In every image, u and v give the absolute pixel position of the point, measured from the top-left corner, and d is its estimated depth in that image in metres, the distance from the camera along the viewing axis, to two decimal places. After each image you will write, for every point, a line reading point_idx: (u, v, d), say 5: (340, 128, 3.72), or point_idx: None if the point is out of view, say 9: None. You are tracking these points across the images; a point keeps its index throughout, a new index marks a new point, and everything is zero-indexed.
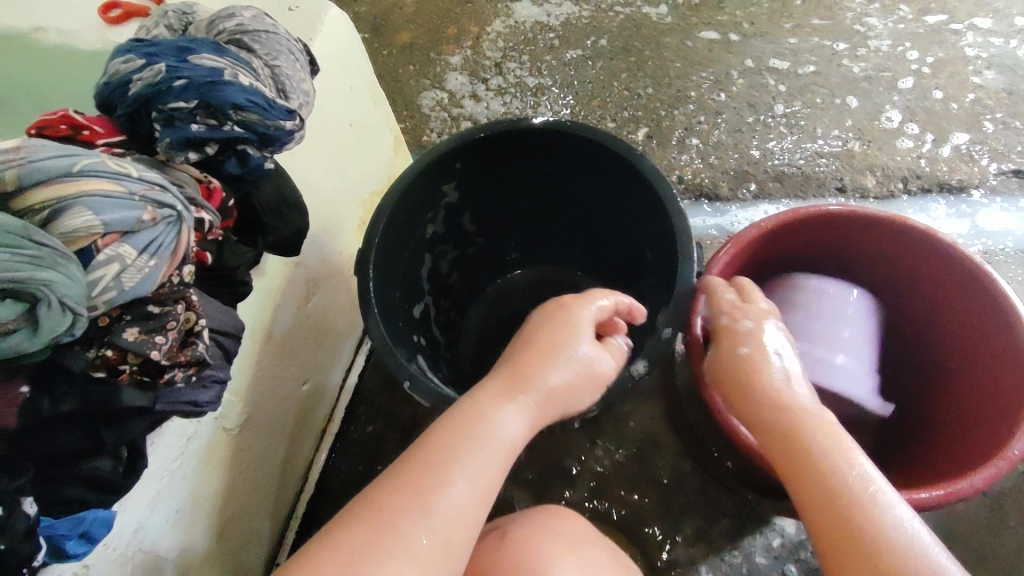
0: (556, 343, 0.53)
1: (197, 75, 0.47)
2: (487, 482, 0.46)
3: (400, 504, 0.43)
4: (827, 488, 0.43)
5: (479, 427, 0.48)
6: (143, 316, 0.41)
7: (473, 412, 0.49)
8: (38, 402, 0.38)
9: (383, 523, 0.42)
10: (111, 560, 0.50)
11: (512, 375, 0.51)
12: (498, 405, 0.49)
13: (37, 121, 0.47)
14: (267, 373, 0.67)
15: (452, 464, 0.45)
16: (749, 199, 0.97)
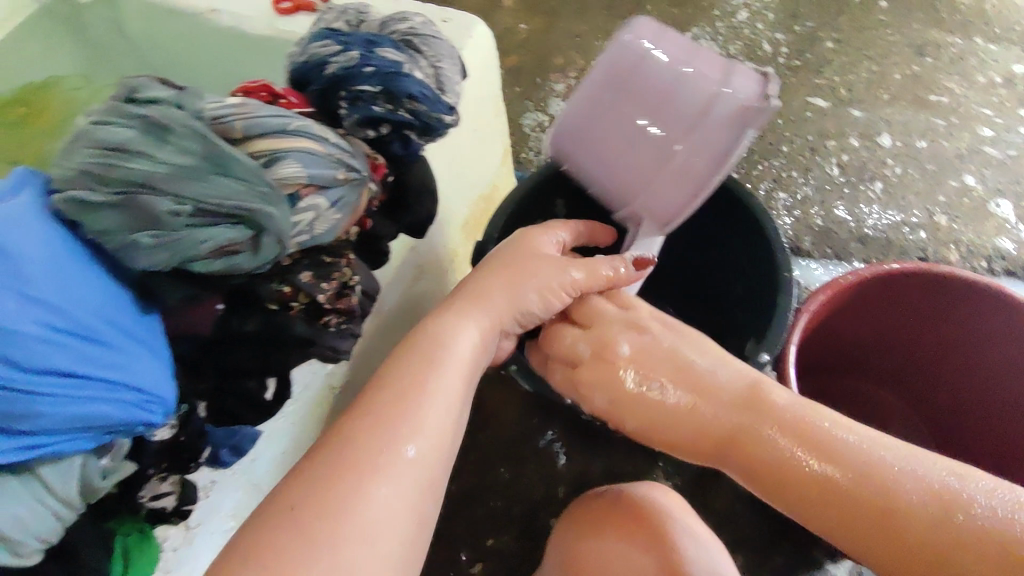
0: (514, 268, 0.56)
1: (383, 65, 0.53)
2: (449, 401, 0.50)
3: (372, 431, 0.47)
4: (796, 457, 0.45)
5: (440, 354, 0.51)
6: (317, 263, 0.47)
7: (430, 339, 0.52)
8: (228, 319, 0.45)
9: (357, 448, 0.46)
10: (228, 479, 0.56)
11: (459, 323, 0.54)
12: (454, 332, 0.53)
13: (244, 87, 0.54)
14: (370, 343, 0.72)
15: (406, 402, 0.49)
16: (830, 255, 1.00)
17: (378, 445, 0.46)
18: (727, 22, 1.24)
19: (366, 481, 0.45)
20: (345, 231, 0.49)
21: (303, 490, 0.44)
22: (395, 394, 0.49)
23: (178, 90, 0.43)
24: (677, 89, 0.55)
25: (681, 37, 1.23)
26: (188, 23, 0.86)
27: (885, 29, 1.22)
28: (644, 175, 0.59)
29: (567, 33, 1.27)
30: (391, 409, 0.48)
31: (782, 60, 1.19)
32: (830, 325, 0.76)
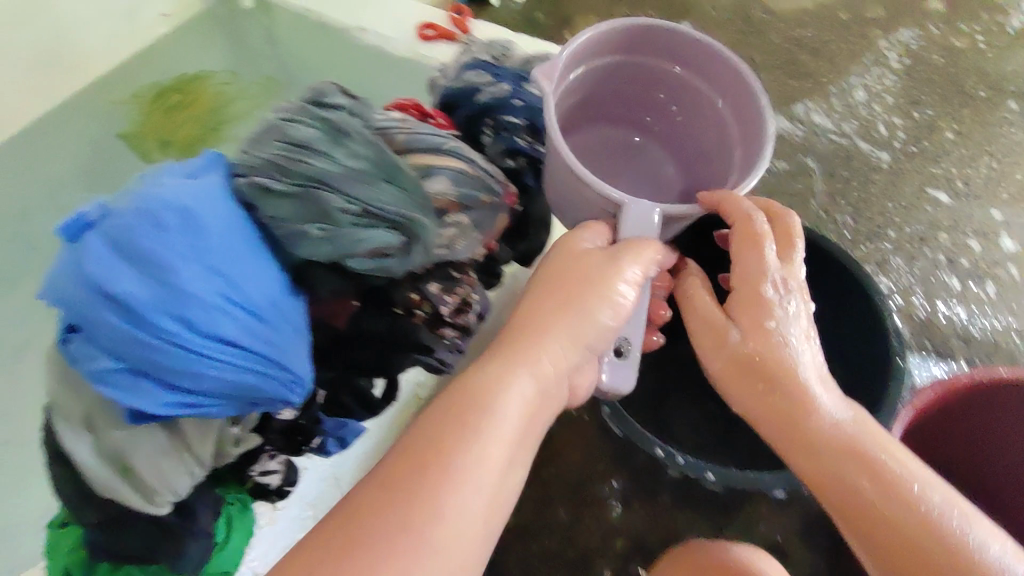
0: (564, 304, 0.50)
1: (532, 102, 0.58)
2: (504, 452, 0.44)
3: (421, 489, 0.41)
4: (828, 451, 0.49)
5: (518, 349, 0.48)
6: (445, 277, 0.49)
7: (479, 387, 0.46)
8: (359, 316, 0.47)
9: (408, 506, 0.41)
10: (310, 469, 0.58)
11: (512, 369, 0.47)
12: (503, 383, 0.46)
13: (397, 103, 0.58)
14: None
15: (457, 460, 0.42)
16: (930, 350, 0.96)
17: (433, 518, 0.40)
18: (843, 100, 1.24)
19: (418, 544, 0.40)
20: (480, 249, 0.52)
21: (340, 552, 0.39)
22: (445, 456, 0.42)
23: (352, 99, 0.46)
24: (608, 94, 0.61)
25: (793, 108, 1.23)
26: (335, 37, 0.93)
27: (1009, 128, 1.19)
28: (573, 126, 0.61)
29: None
30: (441, 473, 0.42)
31: (897, 144, 1.17)
32: (936, 429, 0.72)
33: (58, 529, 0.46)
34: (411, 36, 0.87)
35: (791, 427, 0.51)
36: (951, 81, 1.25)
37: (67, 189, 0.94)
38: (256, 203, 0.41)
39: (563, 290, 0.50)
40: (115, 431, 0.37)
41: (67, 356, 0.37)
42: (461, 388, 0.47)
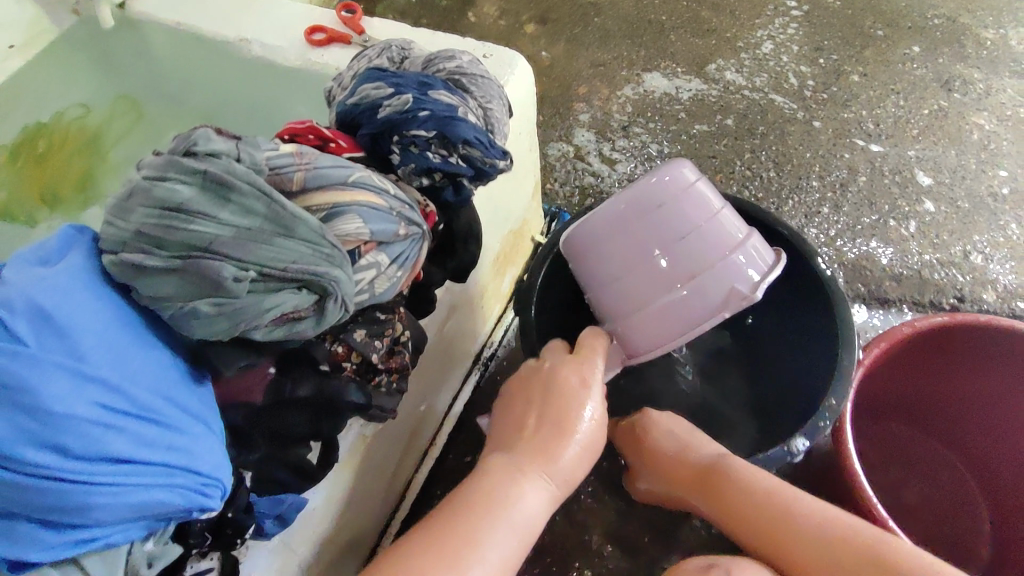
0: (544, 431, 0.54)
1: (439, 109, 0.51)
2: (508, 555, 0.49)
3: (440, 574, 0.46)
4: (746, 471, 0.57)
5: (538, 452, 0.53)
6: (370, 320, 0.45)
7: (493, 492, 0.51)
8: (281, 385, 0.41)
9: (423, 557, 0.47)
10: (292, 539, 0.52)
11: (518, 457, 0.53)
12: (520, 481, 0.52)
13: (289, 128, 0.52)
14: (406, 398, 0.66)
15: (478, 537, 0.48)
16: (869, 297, 0.97)
17: None
18: (751, 54, 1.24)
19: None
20: (404, 286, 0.46)
21: None
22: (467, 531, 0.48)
23: (236, 141, 0.41)
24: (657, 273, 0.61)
25: (706, 68, 1.23)
26: (215, 52, 0.84)
27: (910, 63, 1.20)
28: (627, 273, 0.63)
29: (588, 63, 1.25)
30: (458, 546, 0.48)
31: (809, 94, 1.18)
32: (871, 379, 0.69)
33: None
34: (302, 42, 0.79)
35: (724, 464, 0.59)
36: (850, 22, 1.27)
37: None
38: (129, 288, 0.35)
39: (526, 399, 0.57)
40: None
41: None
42: (464, 492, 0.51)
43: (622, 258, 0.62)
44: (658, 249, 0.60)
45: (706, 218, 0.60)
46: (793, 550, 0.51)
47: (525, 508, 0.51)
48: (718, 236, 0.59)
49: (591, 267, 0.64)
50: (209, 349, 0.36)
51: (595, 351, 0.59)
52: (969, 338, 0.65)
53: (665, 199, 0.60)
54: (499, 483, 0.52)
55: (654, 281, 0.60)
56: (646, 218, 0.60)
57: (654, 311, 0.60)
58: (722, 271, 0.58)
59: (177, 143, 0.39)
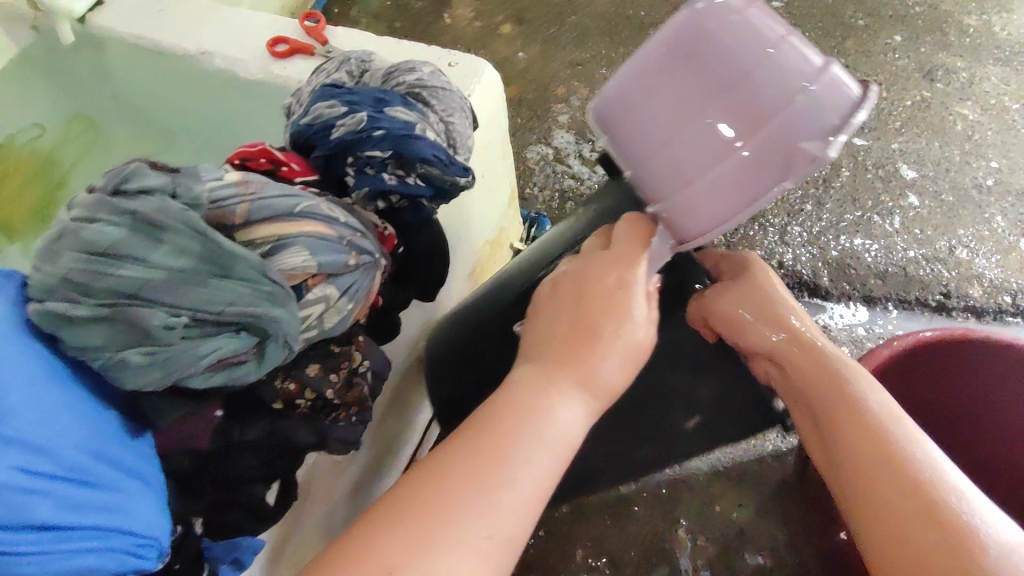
0: (574, 339, 0.45)
1: (394, 127, 0.49)
2: (540, 478, 0.41)
3: (461, 496, 0.39)
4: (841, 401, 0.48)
5: (574, 359, 0.44)
6: (324, 354, 0.43)
7: (522, 402, 0.43)
8: (229, 428, 0.40)
9: (473, 461, 0.40)
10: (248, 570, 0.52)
11: (551, 358, 0.45)
12: (543, 397, 0.43)
13: (240, 151, 0.50)
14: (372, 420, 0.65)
15: (504, 453, 0.41)
16: (853, 296, 0.96)
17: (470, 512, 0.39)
18: None
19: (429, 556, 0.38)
20: (358, 317, 0.44)
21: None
22: (488, 447, 0.41)
23: (174, 173, 0.39)
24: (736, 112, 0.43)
25: None
26: (176, 66, 0.82)
27: (892, 54, 1.18)
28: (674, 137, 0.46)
29: (566, 62, 1.23)
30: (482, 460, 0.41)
31: None
32: None
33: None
34: (264, 55, 0.77)
35: (807, 384, 0.50)
36: (831, 13, 1.25)
37: None
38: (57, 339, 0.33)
39: (556, 304, 0.48)
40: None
41: None
42: (496, 403, 0.44)
43: (661, 116, 0.46)
44: (730, 107, 0.43)
45: (773, 46, 0.43)
46: (866, 494, 0.43)
47: (560, 421, 0.43)
48: (790, 66, 0.42)
49: (623, 137, 0.49)
50: (145, 400, 0.35)
51: (627, 255, 0.48)
52: (934, 356, 0.66)
53: (713, 27, 0.44)
54: (529, 389, 0.44)
55: (705, 139, 0.44)
56: (683, 62, 0.45)
57: (709, 182, 0.44)
58: (791, 107, 0.41)
59: (110, 178, 0.36)
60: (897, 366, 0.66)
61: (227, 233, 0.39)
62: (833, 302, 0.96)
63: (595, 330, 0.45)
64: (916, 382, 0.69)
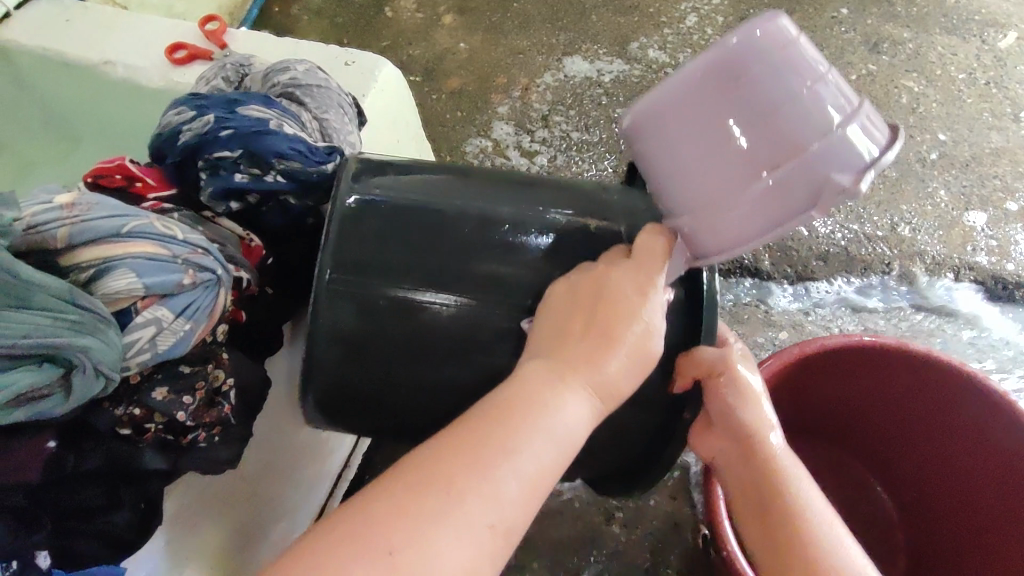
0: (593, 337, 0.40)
1: (242, 125, 0.47)
2: (541, 474, 0.37)
3: (466, 485, 0.35)
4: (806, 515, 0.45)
5: (587, 360, 0.39)
6: (174, 376, 0.42)
7: (530, 397, 0.38)
8: (63, 458, 0.38)
9: (480, 450, 0.36)
10: None
11: (561, 352, 0.40)
12: (553, 393, 0.38)
13: (97, 167, 0.49)
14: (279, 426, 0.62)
15: (512, 446, 0.37)
16: (794, 279, 0.94)
17: (450, 511, 0.35)
18: (674, 29, 1.19)
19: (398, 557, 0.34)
20: (206, 336, 0.43)
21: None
22: (496, 439, 0.37)
23: None
24: (785, 147, 0.37)
25: (628, 48, 1.18)
26: (81, 77, 0.80)
27: (838, 27, 1.15)
28: (705, 170, 0.39)
29: (507, 51, 1.21)
30: (483, 449, 0.36)
31: None
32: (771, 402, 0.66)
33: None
34: (164, 61, 0.75)
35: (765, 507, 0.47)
36: None
37: None
38: None
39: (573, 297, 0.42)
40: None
41: None
42: (498, 396, 0.39)
43: (688, 147, 0.40)
44: (771, 152, 0.37)
45: (823, 80, 0.37)
46: None
47: (566, 424, 0.38)
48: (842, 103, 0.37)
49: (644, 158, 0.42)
50: None
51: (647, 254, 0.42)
52: (855, 359, 0.63)
53: (755, 54, 0.37)
54: (534, 387, 0.39)
55: (739, 177, 0.38)
56: (727, 92, 0.38)
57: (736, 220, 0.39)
58: (836, 153, 0.37)
59: None
60: (839, 362, 0.64)
61: (47, 259, 0.38)
62: (774, 285, 0.94)
63: (615, 322, 0.40)
64: (844, 383, 0.66)
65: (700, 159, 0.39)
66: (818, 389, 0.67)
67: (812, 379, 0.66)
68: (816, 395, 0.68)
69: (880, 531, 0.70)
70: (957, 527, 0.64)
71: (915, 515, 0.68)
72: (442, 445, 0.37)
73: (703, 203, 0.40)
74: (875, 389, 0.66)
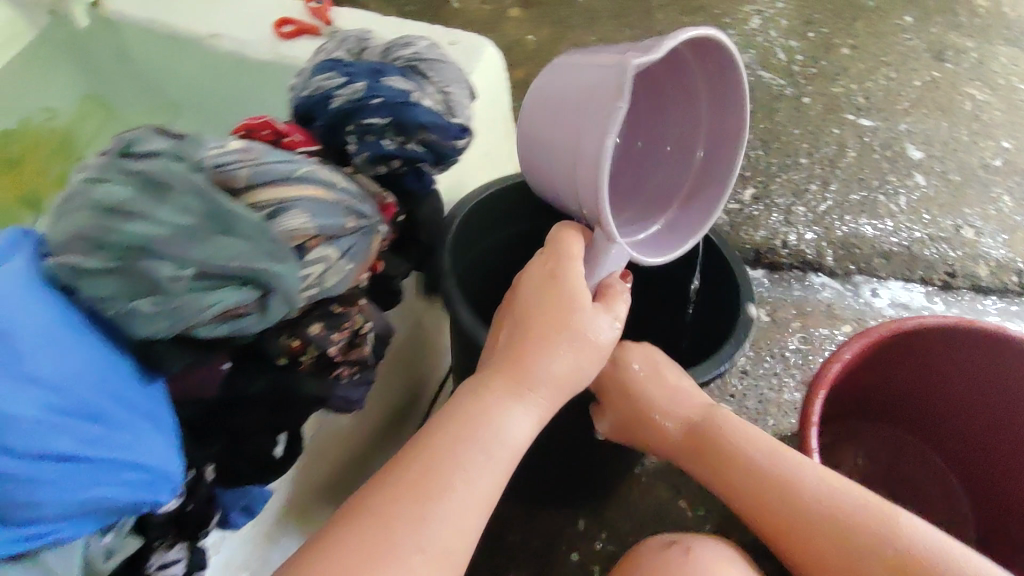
0: (520, 343, 0.52)
1: (392, 95, 0.50)
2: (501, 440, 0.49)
3: (436, 464, 0.47)
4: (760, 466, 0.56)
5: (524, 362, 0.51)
6: (328, 314, 0.45)
7: (474, 407, 0.50)
8: (235, 379, 0.42)
9: (437, 443, 0.48)
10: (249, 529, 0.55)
11: (514, 367, 0.51)
12: (495, 399, 0.50)
13: (244, 124, 0.52)
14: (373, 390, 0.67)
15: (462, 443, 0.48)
16: (856, 276, 0.96)
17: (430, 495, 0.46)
18: (739, 30, 1.22)
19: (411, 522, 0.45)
20: (358, 278, 0.46)
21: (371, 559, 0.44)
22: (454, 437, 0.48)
23: (177, 140, 0.40)
24: (590, 91, 0.50)
25: None
26: (188, 49, 0.84)
27: (902, 34, 1.18)
28: (563, 138, 0.53)
29: (574, 45, 1.24)
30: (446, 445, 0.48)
31: (797, 70, 1.16)
32: (846, 382, 0.68)
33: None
34: (272, 36, 0.79)
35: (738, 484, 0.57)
36: None
37: None
38: (74, 291, 0.35)
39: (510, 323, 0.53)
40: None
41: None
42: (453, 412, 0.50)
43: (551, 130, 0.54)
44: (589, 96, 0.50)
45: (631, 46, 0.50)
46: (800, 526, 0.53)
47: (513, 416, 0.50)
48: (654, 47, 0.48)
49: (540, 165, 0.57)
50: (156, 350, 0.37)
51: (571, 255, 0.54)
52: (934, 341, 0.65)
53: (565, 65, 0.55)
54: (475, 398, 0.50)
55: (580, 122, 0.51)
56: (548, 93, 0.55)
57: (590, 149, 0.50)
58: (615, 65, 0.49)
59: (115, 143, 0.38)
60: (917, 344, 0.65)
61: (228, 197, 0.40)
62: (835, 281, 0.96)
63: (549, 324, 0.51)
64: (918, 364, 0.68)
65: (557, 135, 0.53)
66: (890, 369, 0.69)
67: (887, 360, 0.68)
68: (888, 375, 0.70)
69: (944, 497, 0.74)
70: (1012, 503, 0.68)
71: (978, 481, 0.72)
72: (413, 446, 0.49)
73: (574, 161, 0.52)
74: (949, 369, 0.68)
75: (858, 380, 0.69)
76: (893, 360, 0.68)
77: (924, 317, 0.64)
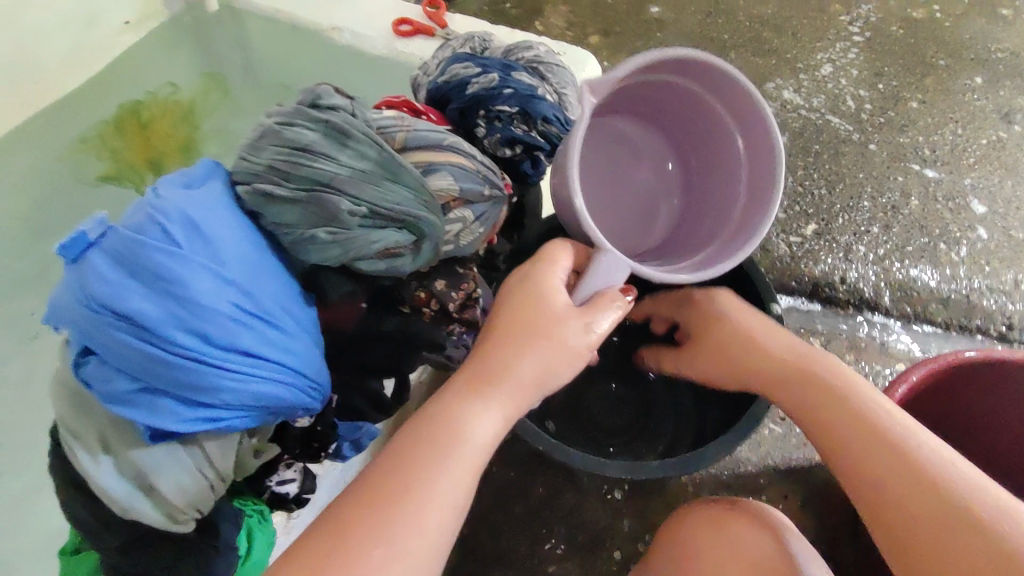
0: (493, 347, 0.47)
1: (521, 88, 0.56)
2: (469, 446, 0.44)
3: (398, 471, 0.42)
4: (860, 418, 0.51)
5: (492, 371, 0.46)
6: (452, 273, 0.49)
7: (437, 413, 0.45)
8: (372, 318, 0.47)
9: (394, 452, 0.43)
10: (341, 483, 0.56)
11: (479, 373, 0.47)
12: (460, 406, 0.45)
13: (386, 100, 0.57)
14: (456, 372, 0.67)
15: (422, 451, 0.43)
16: (913, 318, 0.98)
17: (393, 504, 0.41)
18: (811, 75, 1.26)
19: (372, 534, 0.39)
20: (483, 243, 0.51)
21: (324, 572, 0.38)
22: (413, 444, 0.43)
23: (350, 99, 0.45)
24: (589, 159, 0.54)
25: (765, 86, 1.25)
26: (305, 38, 0.91)
27: (971, 94, 1.21)
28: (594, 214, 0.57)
29: None
30: (406, 451, 0.43)
31: (865, 118, 1.20)
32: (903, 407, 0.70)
33: (70, 554, 0.46)
34: (388, 33, 0.85)
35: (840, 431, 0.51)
36: (912, 51, 1.28)
37: (48, 202, 0.93)
38: (259, 215, 0.41)
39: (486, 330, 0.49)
40: (132, 449, 0.37)
41: (127, 402, 0.35)
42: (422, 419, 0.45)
43: None
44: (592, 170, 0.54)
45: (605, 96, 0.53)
46: (898, 493, 0.46)
47: (482, 424, 0.45)
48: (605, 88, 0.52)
49: None
50: (323, 276, 0.43)
51: (552, 265, 0.50)
52: (995, 375, 0.67)
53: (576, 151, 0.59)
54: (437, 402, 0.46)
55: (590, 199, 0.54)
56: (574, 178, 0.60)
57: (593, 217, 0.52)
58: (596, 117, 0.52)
59: (305, 94, 0.44)
60: (975, 377, 0.68)
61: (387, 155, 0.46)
62: (892, 321, 0.98)
63: (525, 325, 0.47)
64: (976, 399, 0.70)
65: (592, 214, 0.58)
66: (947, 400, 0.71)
67: (946, 390, 0.70)
68: (945, 406, 0.72)
69: None
70: None
71: None
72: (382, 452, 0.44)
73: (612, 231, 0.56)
74: (1006, 407, 0.70)
75: (915, 406, 0.71)
76: (953, 391, 0.70)
77: (987, 350, 0.67)
